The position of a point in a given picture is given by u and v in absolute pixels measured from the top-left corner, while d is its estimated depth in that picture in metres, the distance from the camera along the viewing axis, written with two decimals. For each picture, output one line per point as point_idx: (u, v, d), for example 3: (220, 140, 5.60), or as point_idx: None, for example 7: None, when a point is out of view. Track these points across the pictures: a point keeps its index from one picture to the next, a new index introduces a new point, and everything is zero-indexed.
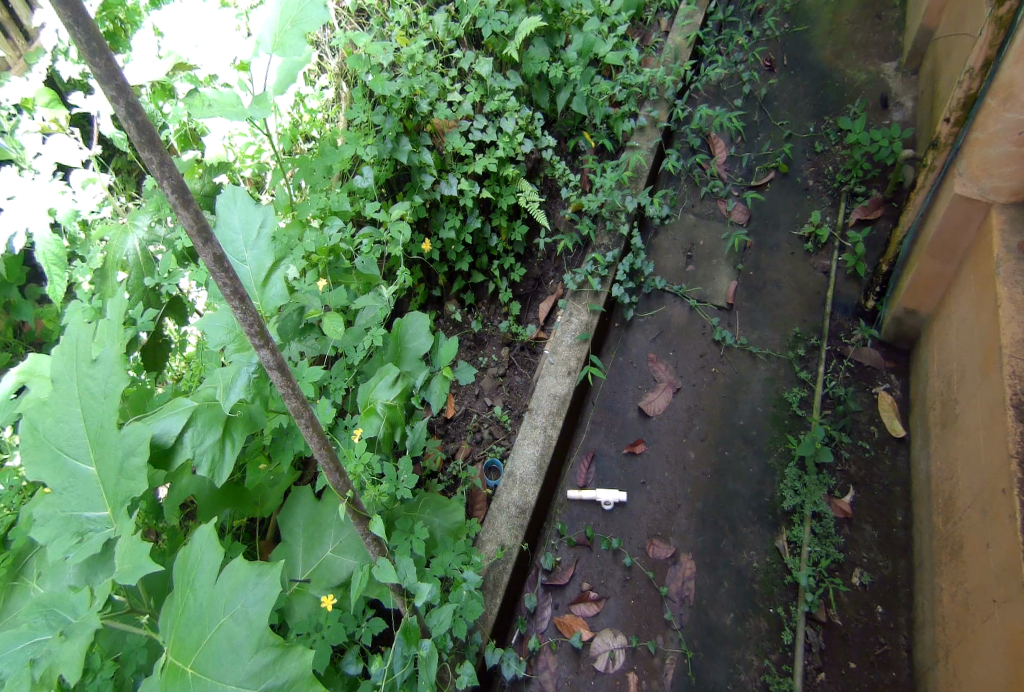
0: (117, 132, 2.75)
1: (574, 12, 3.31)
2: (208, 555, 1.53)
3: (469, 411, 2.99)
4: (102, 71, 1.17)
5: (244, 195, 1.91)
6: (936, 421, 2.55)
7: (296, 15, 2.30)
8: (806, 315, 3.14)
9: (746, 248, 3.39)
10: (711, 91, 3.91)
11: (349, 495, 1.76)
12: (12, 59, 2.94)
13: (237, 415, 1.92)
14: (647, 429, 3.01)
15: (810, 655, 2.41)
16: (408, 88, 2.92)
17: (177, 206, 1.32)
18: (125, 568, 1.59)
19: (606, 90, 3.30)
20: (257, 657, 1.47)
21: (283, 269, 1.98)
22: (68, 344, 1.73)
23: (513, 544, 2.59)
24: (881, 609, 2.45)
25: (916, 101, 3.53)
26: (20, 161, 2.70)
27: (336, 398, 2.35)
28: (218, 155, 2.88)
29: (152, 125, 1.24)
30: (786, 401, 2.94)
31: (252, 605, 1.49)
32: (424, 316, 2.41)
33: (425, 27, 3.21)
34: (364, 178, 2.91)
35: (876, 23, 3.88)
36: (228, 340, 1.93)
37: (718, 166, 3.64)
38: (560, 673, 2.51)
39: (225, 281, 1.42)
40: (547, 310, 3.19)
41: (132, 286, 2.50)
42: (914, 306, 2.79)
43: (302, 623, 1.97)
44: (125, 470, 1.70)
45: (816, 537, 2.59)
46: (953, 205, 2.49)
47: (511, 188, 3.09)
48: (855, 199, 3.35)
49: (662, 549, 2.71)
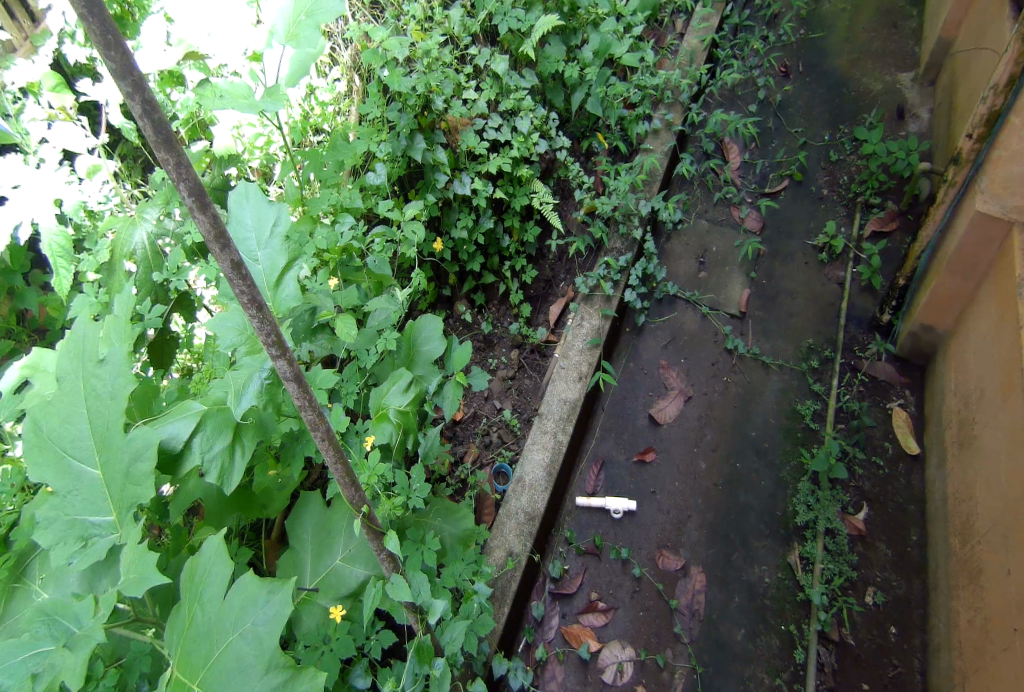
0: (126, 122, 2.65)
1: (591, 11, 3.21)
2: (218, 568, 1.49)
3: (478, 414, 2.95)
4: (117, 65, 1.10)
5: (257, 192, 1.84)
6: (954, 442, 2.52)
7: (310, 6, 2.23)
8: (819, 326, 3.11)
9: (759, 256, 3.35)
10: (726, 95, 3.87)
11: (364, 509, 1.72)
12: (18, 42, 2.75)
13: (249, 421, 1.86)
14: (658, 438, 2.97)
15: (823, 675, 2.38)
16: (424, 84, 2.80)
17: (194, 209, 1.26)
18: (129, 578, 1.52)
19: (621, 93, 3.24)
20: (267, 678, 1.42)
21: (298, 270, 1.88)
22: (73, 342, 1.66)
23: (522, 553, 2.55)
24: (895, 630, 2.43)
25: (932, 114, 3.49)
26: (25, 147, 2.58)
27: (347, 402, 2.27)
28: (229, 145, 2.81)
29: (169, 124, 1.18)
30: (799, 413, 2.91)
31: (262, 623, 1.43)
32: (438, 319, 2.33)
33: (441, 21, 3.09)
34: (377, 175, 2.83)
35: (892, 32, 3.85)
36: (239, 342, 1.85)
37: (732, 172, 3.59)
38: (566, 683, 2.47)
39: (242, 288, 1.37)
40: (558, 312, 3.13)
41: (140, 280, 2.43)
42: (931, 322, 2.77)
43: (309, 635, 1.94)
44: (132, 475, 1.65)
45: (829, 554, 2.56)
46: (975, 222, 2.46)
47: (525, 189, 3.04)
48: (870, 210, 3.31)
49: (673, 561, 2.67)
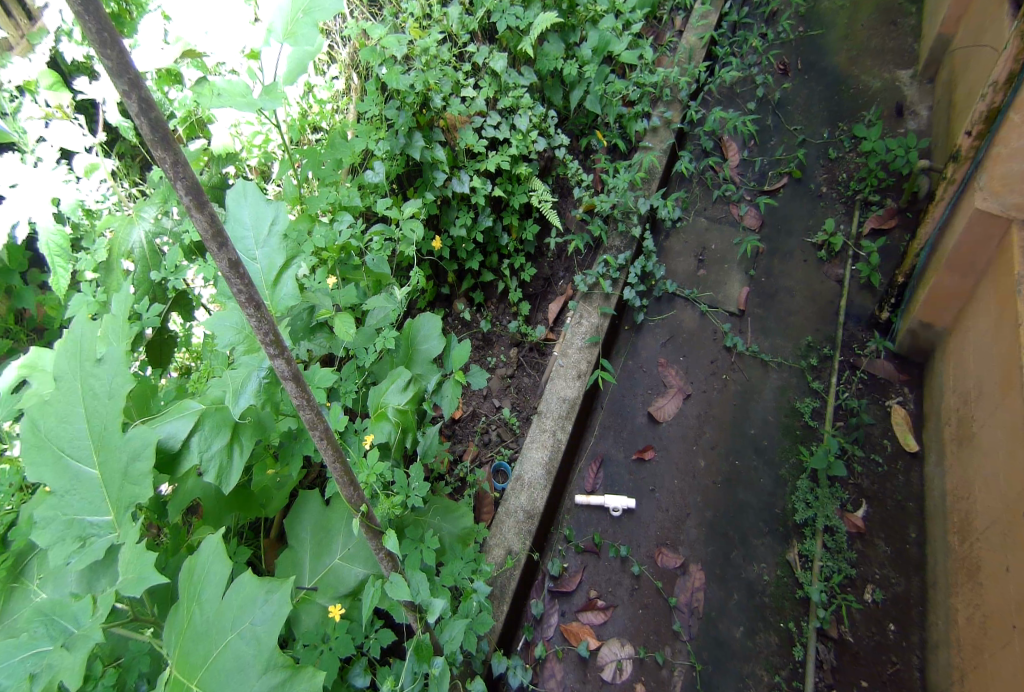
0: (123, 120, 2.63)
1: (589, 8, 3.21)
2: (216, 568, 1.49)
3: (477, 412, 2.95)
4: (113, 64, 1.10)
5: (255, 191, 1.84)
6: (953, 439, 2.52)
7: (308, 3, 2.22)
8: (818, 324, 3.11)
9: (758, 253, 3.35)
10: (725, 93, 3.87)
11: (363, 508, 1.72)
12: (15, 39, 2.76)
13: (247, 421, 1.86)
14: (657, 436, 2.97)
15: (822, 673, 2.38)
16: (423, 82, 2.79)
17: (191, 208, 1.26)
18: (128, 578, 1.52)
19: (620, 90, 3.24)
20: (266, 678, 1.42)
21: (296, 268, 1.87)
22: (70, 341, 1.66)
23: (522, 552, 2.55)
24: (893, 627, 2.43)
25: (931, 111, 3.49)
26: (22, 146, 2.59)
27: (347, 400, 2.27)
28: (226, 145, 2.80)
29: (166, 122, 1.17)
30: (798, 411, 2.91)
31: (260, 623, 1.43)
32: (437, 317, 2.33)
33: (439, 19, 3.09)
34: (376, 173, 2.83)
35: (892, 29, 3.85)
36: (237, 341, 1.84)
37: (731, 170, 3.59)
38: (566, 681, 2.47)
39: (241, 287, 1.37)
40: (558, 310, 3.13)
41: (138, 280, 2.43)
42: (930, 319, 2.77)
43: (308, 634, 1.94)
44: (130, 475, 1.65)
45: (827, 551, 2.57)
46: (974, 220, 2.46)
47: (524, 186, 3.03)
48: (869, 208, 3.31)
49: (671, 559, 2.68)
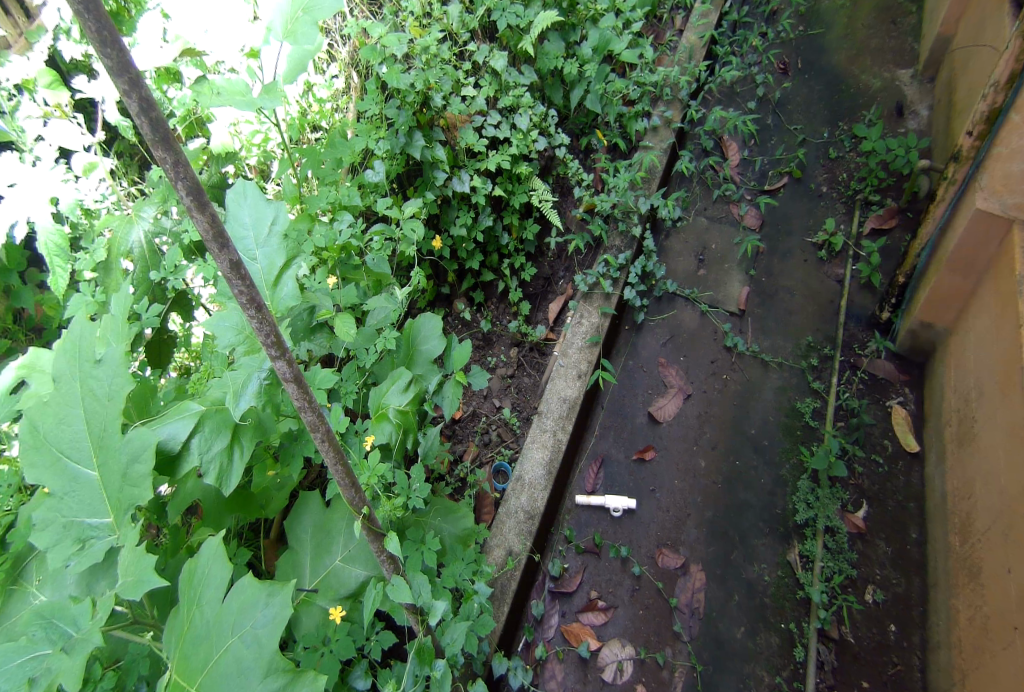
0: (122, 119, 2.62)
1: (589, 7, 3.20)
2: (216, 571, 1.48)
3: (478, 412, 2.94)
4: (113, 63, 1.09)
5: (256, 191, 1.83)
6: (954, 439, 2.53)
7: (309, 2, 2.21)
8: (818, 324, 3.11)
9: (758, 253, 3.35)
10: (725, 92, 3.85)
11: (365, 510, 1.71)
12: (13, 37, 2.75)
13: (247, 422, 1.85)
14: (657, 436, 2.97)
15: (822, 674, 2.38)
16: (423, 81, 2.78)
17: (192, 208, 1.25)
18: (127, 581, 1.52)
19: (620, 89, 3.24)
20: (267, 682, 1.41)
21: (296, 268, 1.86)
22: (69, 342, 1.65)
23: (522, 552, 2.54)
24: (894, 628, 2.43)
25: (931, 111, 3.48)
26: (20, 145, 2.57)
27: (347, 401, 2.25)
28: (226, 144, 2.78)
29: (166, 122, 1.16)
30: (798, 411, 2.91)
31: (261, 627, 1.42)
32: (437, 318, 2.33)
33: (439, 17, 3.08)
34: (376, 172, 2.82)
35: (891, 29, 3.85)
36: (237, 342, 1.84)
37: (731, 169, 3.58)
38: (566, 682, 2.47)
39: (241, 289, 1.36)
40: (558, 310, 3.12)
41: (137, 280, 2.42)
42: (930, 319, 2.77)
43: (308, 636, 1.94)
44: (129, 477, 1.64)
45: (828, 552, 2.56)
46: (975, 220, 2.45)
47: (524, 186, 3.02)
48: (869, 208, 3.31)
49: (672, 559, 2.67)
